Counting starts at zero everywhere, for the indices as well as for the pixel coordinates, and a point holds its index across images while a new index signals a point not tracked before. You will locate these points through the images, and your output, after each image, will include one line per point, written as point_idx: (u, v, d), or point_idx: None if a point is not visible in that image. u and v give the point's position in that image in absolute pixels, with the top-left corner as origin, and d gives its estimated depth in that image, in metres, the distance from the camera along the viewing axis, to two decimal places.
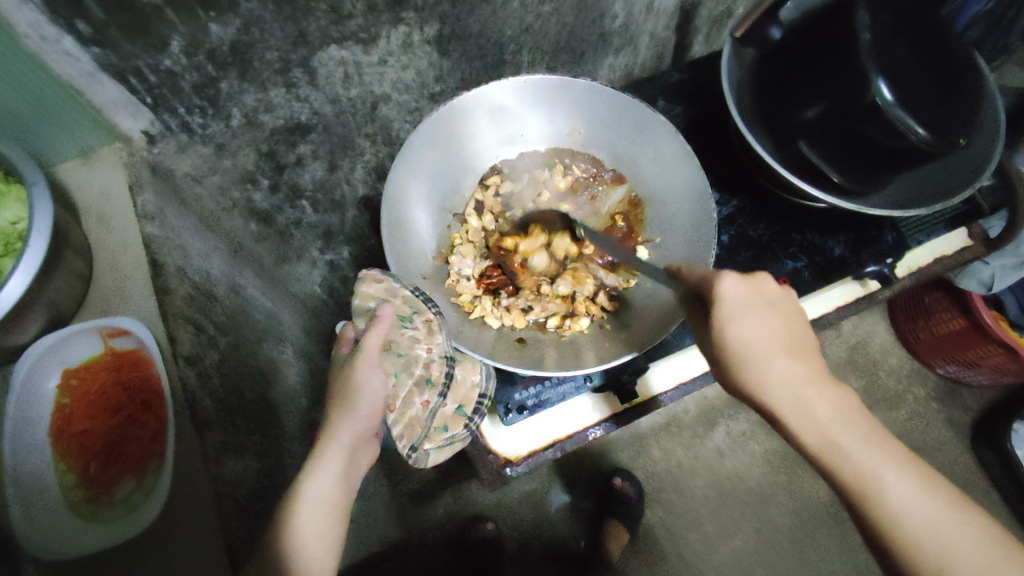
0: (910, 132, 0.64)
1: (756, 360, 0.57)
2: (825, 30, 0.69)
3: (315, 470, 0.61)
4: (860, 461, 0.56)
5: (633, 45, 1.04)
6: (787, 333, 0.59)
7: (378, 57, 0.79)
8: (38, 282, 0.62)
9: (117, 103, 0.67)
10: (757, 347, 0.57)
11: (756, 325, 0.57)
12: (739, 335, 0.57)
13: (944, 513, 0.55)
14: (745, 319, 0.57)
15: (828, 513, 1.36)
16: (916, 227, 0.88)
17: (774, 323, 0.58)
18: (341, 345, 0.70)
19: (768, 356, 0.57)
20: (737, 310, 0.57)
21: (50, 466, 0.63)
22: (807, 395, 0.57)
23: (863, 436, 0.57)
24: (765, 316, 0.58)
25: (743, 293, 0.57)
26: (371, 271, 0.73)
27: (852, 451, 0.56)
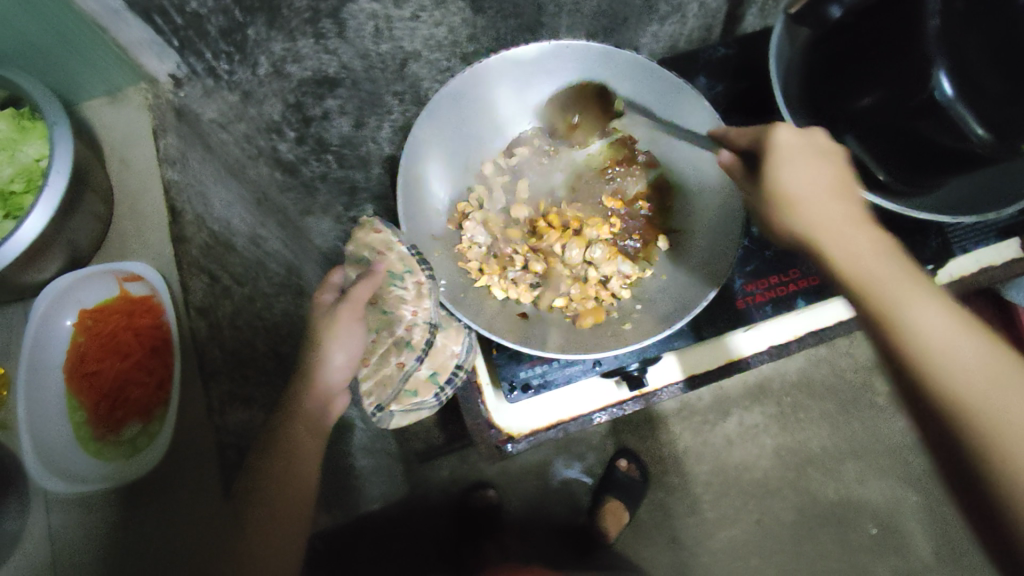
0: (969, 133, 0.60)
1: (812, 199, 0.58)
2: (889, 12, 0.62)
3: (328, 353, 0.64)
4: (934, 317, 0.50)
5: (681, 14, 0.97)
6: (824, 155, 0.60)
7: (410, 11, 0.75)
8: (58, 222, 0.62)
9: (142, 43, 0.66)
10: (820, 182, 0.59)
11: (808, 158, 0.59)
12: (790, 162, 0.59)
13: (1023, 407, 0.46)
14: (808, 161, 0.59)
15: (833, 512, 1.34)
16: (965, 234, 0.81)
17: (828, 170, 0.59)
18: (324, 290, 0.68)
19: (819, 196, 0.58)
20: (794, 150, 0.59)
21: (63, 401, 0.66)
22: (846, 235, 0.57)
23: (897, 261, 0.54)
24: (819, 151, 0.60)
25: (794, 141, 0.60)
26: (371, 219, 0.71)
27: (882, 275, 0.53)
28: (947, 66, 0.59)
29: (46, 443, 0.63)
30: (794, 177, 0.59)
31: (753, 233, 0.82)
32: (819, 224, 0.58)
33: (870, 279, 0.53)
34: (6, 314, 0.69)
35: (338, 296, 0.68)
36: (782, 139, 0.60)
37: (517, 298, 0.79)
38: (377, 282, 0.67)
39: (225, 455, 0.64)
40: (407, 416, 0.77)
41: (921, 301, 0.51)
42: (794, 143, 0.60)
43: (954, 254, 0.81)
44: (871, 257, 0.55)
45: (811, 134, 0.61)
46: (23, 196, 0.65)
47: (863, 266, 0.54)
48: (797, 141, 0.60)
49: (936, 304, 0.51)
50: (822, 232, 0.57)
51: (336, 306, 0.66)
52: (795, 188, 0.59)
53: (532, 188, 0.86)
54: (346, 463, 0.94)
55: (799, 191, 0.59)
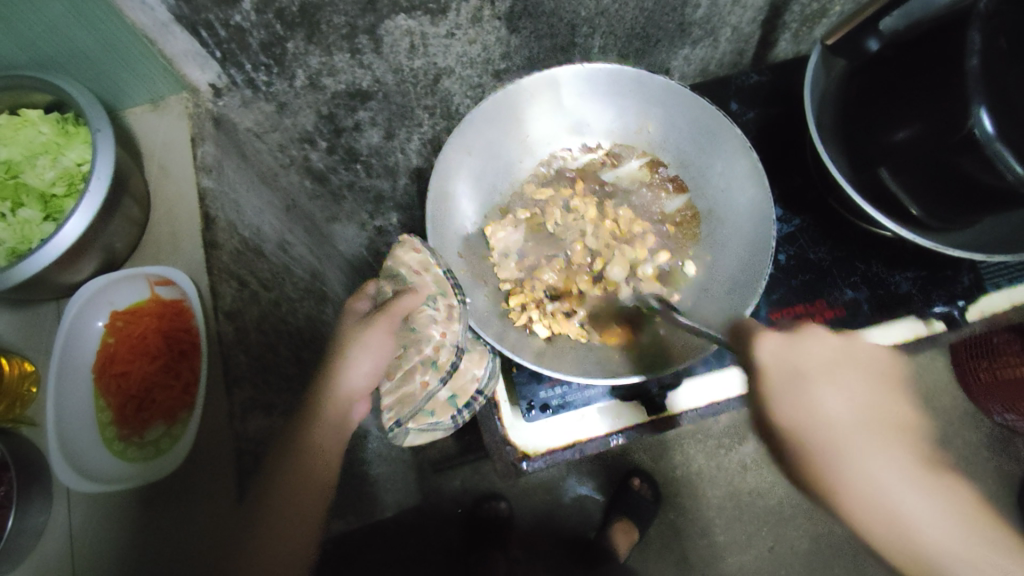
0: (1006, 172, 0.57)
1: (841, 435, 0.54)
2: (930, 47, 0.62)
3: (344, 373, 0.65)
4: (922, 517, 0.55)
5: (713, 37, 0.97)
6: (864, 406, 0.56)
7: (445, 29, 0.75)
8: (98, 224, 0.64)
9: (187, 55, 0.69)
10: (848, 426, 0.55)
11: (844, 393, 0.55)
12: (821, 410, 0.55)
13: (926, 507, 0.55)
14: (835, 387, 0.55)
15: (848, 545, 1.32)
16: (998, 271, 0.80)
17: (855, 392, 0.56)
18: (358, 298, 0.72)
19: (831, 431, 0.54)
20: (801, 390, 0.55)
21: (89, 402, 0.66)
22: (880, 474, 0.55)
23: (917, 479, 0.55)
24: (856, 387, 0.56)
25: (782, 355, 0.55)
26: (411, 238, 0.71)
27: (899, 499, 0.55)
28: (987, 103, 0.57)
29: (71, 442, 0.62)
30: (825, 411, 0.55)
31: (781, 261, 0.82)
32: (852, 482, 0.55)
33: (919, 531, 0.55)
34: (40, 311, 0.70)
35: (371, 307, 0.71)
36: (779, 379, 0.55)
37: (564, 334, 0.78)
38: (418, 301, 0.67)
39: (241, 462, 0.66)
40: (421, 436, 0.75)
41: (918, 521, 0.55)
42: (803, 373, 0.55)
43: (987, 291, 0.80)
44: (891, 479, 0.55)
45: (829, 364, 0.56)
46: (64, 199, 0.67)
47: (878, 489, 0.55)
48: (817, 372, 0.55)
49: (958, 539, 0.55)
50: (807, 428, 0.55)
51: (371, 314, 0.67)
52: (826, 430, 0.55)
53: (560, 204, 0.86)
54: (360, 472, 0.94)
55: (826, 433, 0.55)
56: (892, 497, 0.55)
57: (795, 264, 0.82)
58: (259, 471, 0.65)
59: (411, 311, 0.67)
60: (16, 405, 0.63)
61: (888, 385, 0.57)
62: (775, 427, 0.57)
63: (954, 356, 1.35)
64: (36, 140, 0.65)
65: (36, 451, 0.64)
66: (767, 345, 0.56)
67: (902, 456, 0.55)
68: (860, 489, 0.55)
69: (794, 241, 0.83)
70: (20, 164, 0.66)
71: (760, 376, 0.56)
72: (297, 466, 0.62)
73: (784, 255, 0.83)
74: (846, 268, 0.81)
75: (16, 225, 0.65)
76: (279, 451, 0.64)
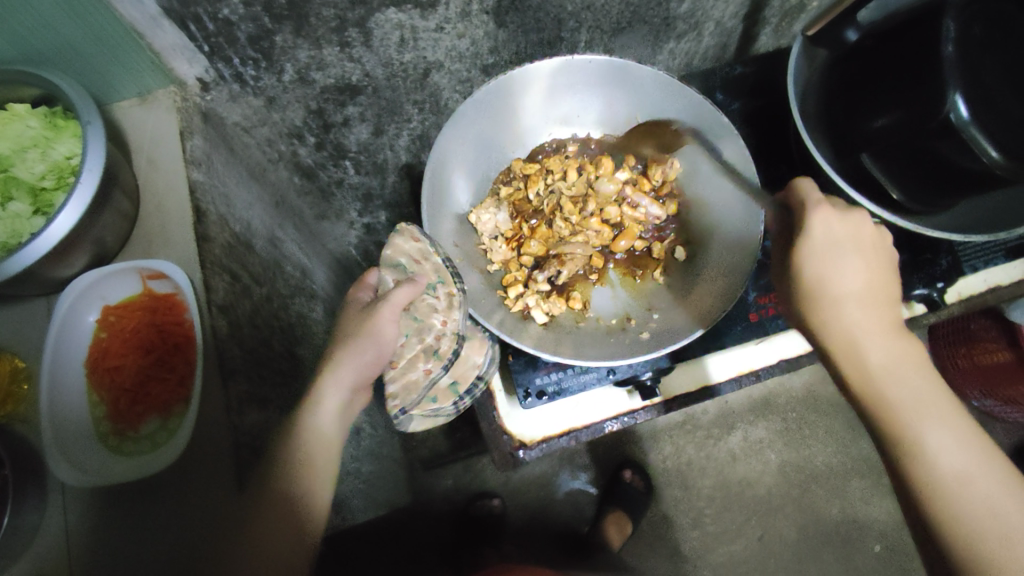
0: (983, 155, 0.60)
1: (849, 300, 0.60)
2: (908, 36, 0.64)
3: (343, 363, 0.65)
4: (936, 428, 0.57)
5: (697, 32, 0.99)
6: (875, 288, 0.61)
7: (435, 22, 0.75)
8: (89, 218, 0.63)
9: (175, 48, 0.69)
10: (859, 298, 0.61)
11: (853, 265, 0.61)
12: (840, 274, 0.60)
13: (933, 407, 0.58)
14: (855, 261, 0.61)
15: (835, 531, 1.34)
16: (975, 253, 0.83)
17: (865, 272, 0.61)
18: (361, 288, 0.71)
19: (838, 302, 0.60)
20: (831, 251, 0.60)
21: (83, 396, 0.66)
22: (869, 343, 0.60)
23: (912, 364, 0.59)
24: (869, 270, 0.61)
25: (836, 231, 0.60)
26: (410, 227, 0.72)
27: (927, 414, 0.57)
28: (963, 90, 0.60)
29: (66, 438, 0.62)
30: (842, 294, 0.60)
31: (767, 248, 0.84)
32: (852, 340, 0.60)
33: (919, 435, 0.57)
34: (29, 308, 0.69)
35: (374, 296, 0.70)
36: (816, 238, 0.60)
37: (555, 316, 0.81)
38: (418, 290, 0.67)
39: (240, 454, 0.65)
40: (424, 421, 0.77)
41: (930, 428, 0.57)
42: (831, 244, 0.60)
43: (964, 273, 0.82)
44: (916, 403, 0.58)
45: (844, 241, 0.61)
46: (54, 193, 0.66)
47: (878, 370, 0.59)
48: (843, 242, 0.60)
49: (950, 434, 0.57)
50: (838, 329, 0.60)
51: (372, 304, 0.67)
52: (841, 318, 0.60)
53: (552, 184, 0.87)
54: (355, 469, 0.94)
55: (833, 295, 0.61)
56: (895, 385, 0.58)
57: None
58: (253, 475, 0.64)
59: (412, 300, 0.68)
60: (7, 402, 0.64)
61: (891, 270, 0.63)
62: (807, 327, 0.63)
63: (933, 342, 1.39)
64: (24, 135, 0.64)
65: (32, 448, 0.63)
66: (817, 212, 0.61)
67: (898, 339, 0.60)
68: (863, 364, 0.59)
69: None
70: (10, 158, 0.65)
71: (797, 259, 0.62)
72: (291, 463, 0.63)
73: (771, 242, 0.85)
74: None
75: (7, 219, 0.65)
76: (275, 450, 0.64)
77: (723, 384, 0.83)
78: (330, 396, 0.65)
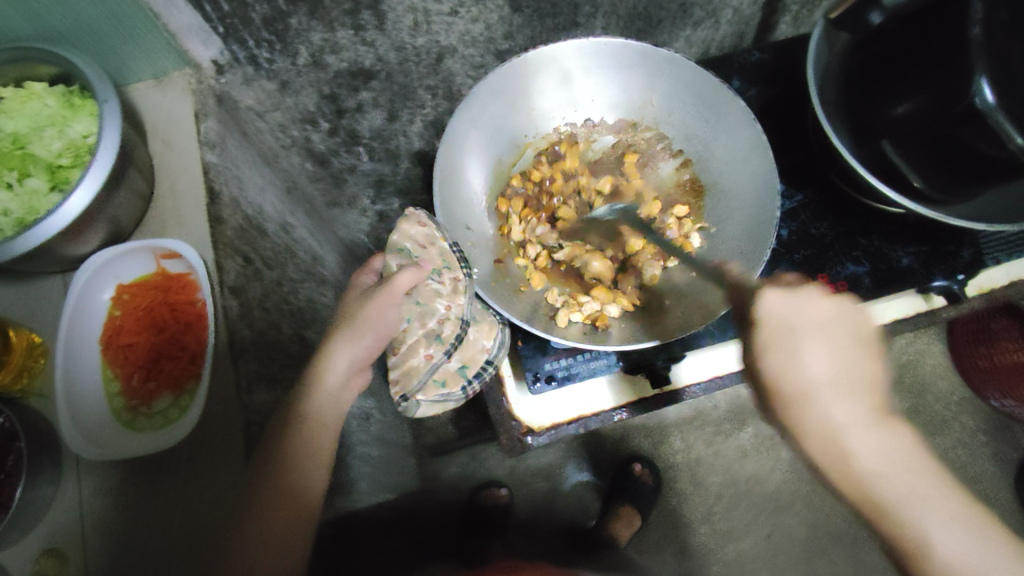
0: (1010, 140, 0.62)
1: (824, 399, 0.55)
2: (931, 19, 0.63)
3: (341, 344, 0.65)
4: (869, 448, 0.55)
5: (715, 19, 0.97)
6: (850, 368, 0.56)
7: (448, 6, 0.75)
8: (104, 196, 0.63)
9: (190, 29, 0.70)
10: (832, 383, 0.55)
11: (831, 351, 0.55)
12: (805, 370, 0.54)
13: (894, 465, 0.55)
14: (812, 354, 0.55)
15: (845, 530, 1.33)
16: (999, 245, 0.81)
17: (837, 355, 0.55)
18: (364, 272, 0.73)
19: (825, 393, 0.55)
20: (788, 342, 0.55)
21: (97, 372, 0.66)
22: (835, 410, 0.55)
23: (883, 433, 0.56)
24: (843, 351, 0.56)
25: (801, 320, 0.55)
26: (417, 214, 0.74)
27: (865, 454, 0.55)
28: (989, 73, 0.61)
29: (79, 414, 0.62)
30: (818, 383, 0.55)
31: (783, 237, 0.83)
32: (828, 430, 0.55)
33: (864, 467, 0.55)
34: (46, 286, 0.70)
35: (377, 279, 0.72)
36: (767, 334, 0.55)
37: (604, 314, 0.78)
38: (422, 274, 0.68)
39: (249, 431, 0.65)
40: (432, 408, 0.74)
41: (886, 483, 0.55)
42: (792, 326, 0.55)
43: (987, 266, 0.80)
44: (859, 431, 0.55)
45: (826, 322, 0.55)
46: (69, 171, 0.66)
47: (845, 445, 0.55)
48: (803, 325, 0.54)
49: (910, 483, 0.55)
50: (818, 423, 0.55)
51: (375, 287, 0.67)
52: (807, 388, 0.55)
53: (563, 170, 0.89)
54: (365, 457, 0.94)
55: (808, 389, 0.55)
56: (861, 447, 0.55)
57: (798, 239, 0.83)
58: (250, 459, 0.62)
59: (416, 284, 0.69)
60: (22, 377, 0.64)
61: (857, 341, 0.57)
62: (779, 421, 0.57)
63: (952, 339, 1.35)
64: (42, 113, 0.65)
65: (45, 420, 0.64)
66: (769, 301, 0.55)
67: (871, 415, 0.55)
68: (828, 442, 0.55)
69: (796, 217, 0.84)
70: (28, 135, 0.66)
71: (755, 331, 0.56)
72: (285, 453, 0.60)
73: (787, 231, 0.83)
74: (848, 243, 0.82)
75: (24, 195, 0.65)
76: (269, 438, 0.62)
77: (734, 373, 0.82)
78: (329, 378, 0.64)
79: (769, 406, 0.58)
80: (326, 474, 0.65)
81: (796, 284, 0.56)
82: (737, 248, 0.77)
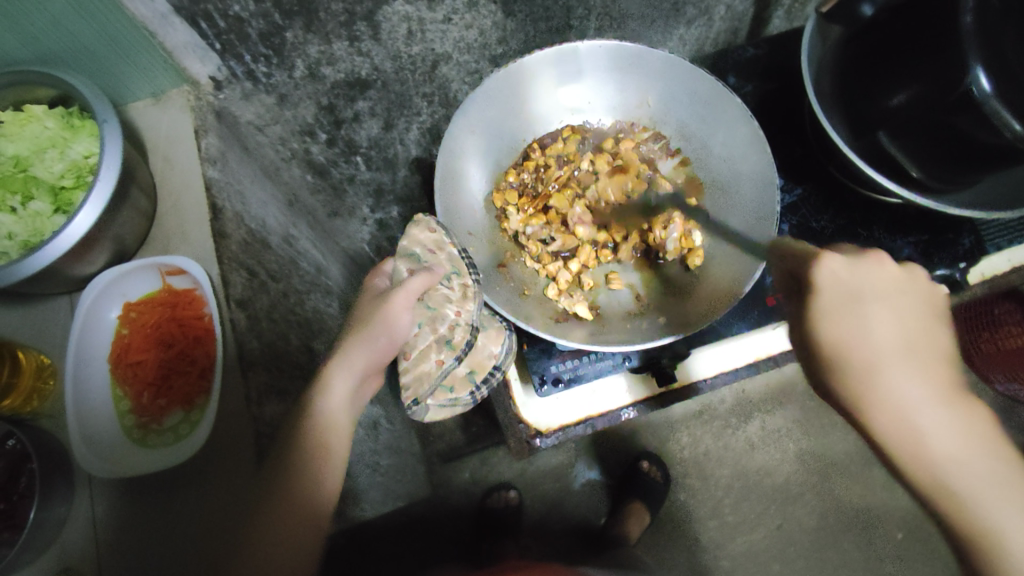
0: (1005, 128, 0.58)
1: (886, 359, 0.52)
2: (917, 10, 0.64)
3: (351, 350, 0.65)
4: (947, 435, 0.51)
5: (707, 17, 0.98)
6: (912, 340, 0.54)
7: (442, 14, 0.75)
8: (107, 216, 0.63)
9: (186, 47, 0.69)
10: (894, 350, 0.53)
11: (893, 319, 0.54)
12: (869, 331, 0.53)
13: (969, 442, 0.51)
14: (885, 320, 0.53)
15: (856, 518, 1.33)
16: (999, 232, 0.81)
17: (904, 319, 0.54)
18: (376, 275, 0.73)
19: (890, 359, 0.52)
20: (848, 305, 0.53)
21: (107, 391, 0.66)
22: (892, 370, 0.52)
23: (959, 418, 0.51)
24: (902, 317, 0.54)
25: (847, 279, 0.54)
26: (426, 219, 0.74)
27: (937, 442, 0.50)
28: (985, 63, 0.59)
29: (92, 434, 0.62)
30: (871, 338, 0.53)
31: (784, 231, 0.83)
32: (892, 401, 0.52)
33: (955, 472, 0.50)
34: (52, 306, 0.71)
35: (389, 283, 0.72)
36: (829, 295, 0.54)
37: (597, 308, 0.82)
38: (434, 278, 0.68)
39: (260, 443, 0.65)
40: (441, 412, 0.77)
41: (964, 465, 0.50)
42: (857, 293, 0.53)
43: (987, 252, 0.80)
44: (915, 393, 0.52)
45: (897, 298, 0.55)
46: (72, 192, 0.67)
47: (913, 424, 0.51)
48: (871, 291, 0.53)
49: (997, 473, 0.50)
50: (880, 396, 0.52)
51: (387, 292, 0.68)
52: (867, 352, 0.52)
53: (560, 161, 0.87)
54: (377, 464, 0.94)
55: (870, 356, 0.52)
56: (932, 418, 0.51)
57: (799, 233, 0.83)
58: (262, 468, 0.63)
59: (428, 289, 0.69)
60: (33, 399, 0.65)
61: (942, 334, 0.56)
62: (840, 391, 0.54)
63: (956, 326, 1.36)
64: (42, 135, 0.65)
65: (57, 440, 0.65)
66: (827, 262, 0.54)
67: (943, 393, 0.52)
68: (892, 404, 0.52)
69: (796, 211, 0.84)
70: (29, 158, 0.66)
71: (812, 292, 0.54)
72: (299, 459, 0.61)
73: (787, 225, 0.84)
74: (848, 235, 0.82)
75: (27, 218, 0.65)
76: (280, 447, 0.62)
77: (737, 370, 0.83)
78: (339, 384, 0.65)
79: (822, 376, 0.55)
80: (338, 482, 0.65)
81: (861, 253, 0.56)
82: (740, 241, 0.77)
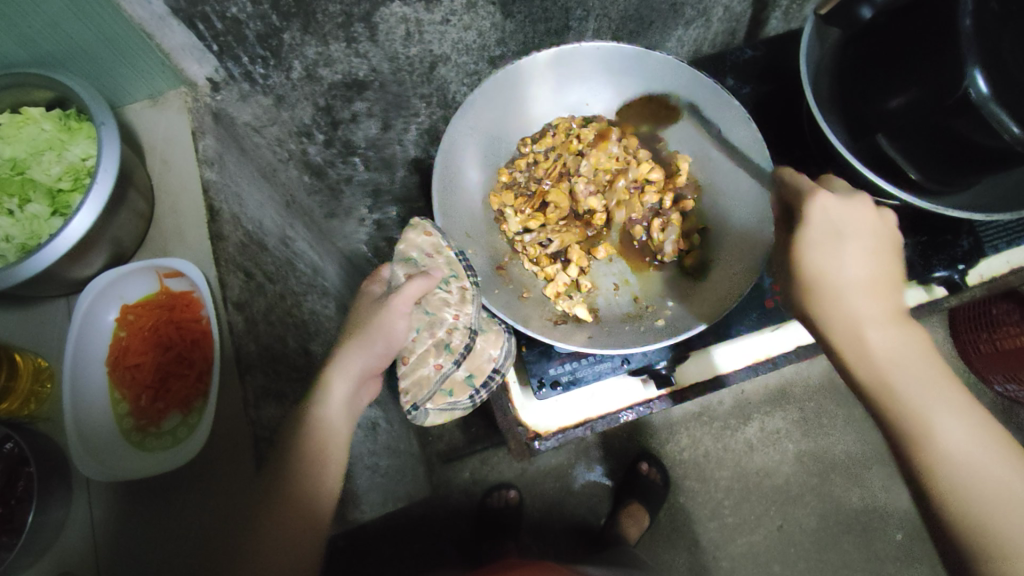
0: (1003, 130, 0.59)
1: (851, 288, 0.57)
2: (916, 12, 0.63)
3: (349, 353, 0.65)
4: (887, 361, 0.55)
5: (705, 18, 0.98)
6: (877, 275, 0.58)
7: (440, 15, 0.75)
8: (104, 218, 0.63)
9: (184, 48, 0.69)
10: (860, 282, 0.57)
11: (864, 255, 0.57)
12: (842, 263, 0.57)
13: (932, 376, 0.54)
14: (860, 255, 0.57)
15: (856, 519, 1.33)
16: (998, 234, 0.81)
17: (871, 249, 0.58)
18: (373, 281, 0.73)
19: (853, 285, 0.57)
20: (834, 238, 0.57)
21: (105, 395, 0.66)
22: (853, 295, 0.57)
23: (914, 346, 0.56)
24: (870, 250, 0.58)
25: (837, 214, 0.58)
26: (423, 223, 0.74)
27: (918, 392, 0.54)
28: (982, 64, 0.59)
29: (89, 438, 0.62)
30: (844, 274, 0.57)
31: None
32: (843, 323, 0.56)
33: (912, 393, 0.54)
34: (50, 309, 0.70)
35: (386, 288, 0.72)
36: (812, 230, 0.57)
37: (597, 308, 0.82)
38: (432, 283, 0.68)
39: (258, 447, 0.65)
40: (441, 415, 0.77)
41: (929, 404, 0.53)
42: (837, 227, 0.57)
43: (987, 255, 0.80)
44: (877, 321, 0.56)
45: (861, 231, 0.58)
46: (70, 195, 0.66)
47: (893, 370, 0.55)
48: (852, 229, 0.57)
49: (954, 404, 0.54)
50: (850, 310, 0.56)
51: (384, 297, 0.68)
52: (834, 279, 0.57)
53: (550, 161, 0.87)
54: (376, 465, 0.94)
55: (841, 295, 0.57)
56: (886, 354, 0.55)
57: None
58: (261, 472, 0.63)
59: (425, 293, 0.69)
60: (29, 402, 0.64)
61: (899, 276, 0.59)
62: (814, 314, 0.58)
63: (954, 326, 1.36)
64: (39, 138, 0.65)
65: (54, 443, 0.64)
66: (821, 198, 0.58)
67: (892, 316, 0.57)
68: (867, 347, 0.55)
69: None
70: (26, 161, 0.66)
71: (801, 225, 0.59)
72: (299, 463, 0.61)
73: None
74: None
75: (24, 221, 0.65)
76: (278, 452, 0.62)
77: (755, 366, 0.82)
78: (338, 389, 0.65)
79: (805, 303, 0.59)
80: (337, 485, 0.65)
81: (850, 194, 0.59)
82: (737, 241, 0.78)
